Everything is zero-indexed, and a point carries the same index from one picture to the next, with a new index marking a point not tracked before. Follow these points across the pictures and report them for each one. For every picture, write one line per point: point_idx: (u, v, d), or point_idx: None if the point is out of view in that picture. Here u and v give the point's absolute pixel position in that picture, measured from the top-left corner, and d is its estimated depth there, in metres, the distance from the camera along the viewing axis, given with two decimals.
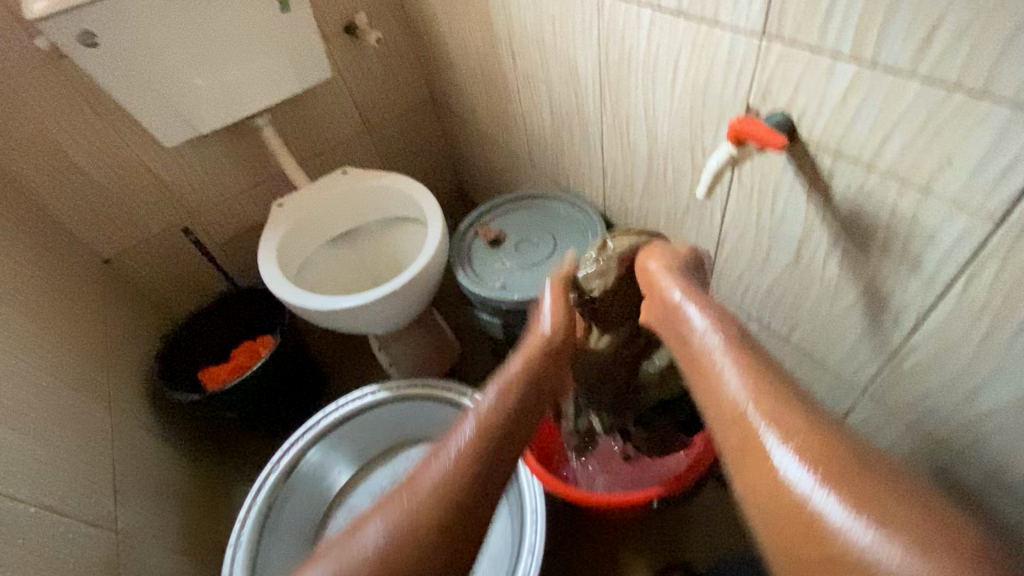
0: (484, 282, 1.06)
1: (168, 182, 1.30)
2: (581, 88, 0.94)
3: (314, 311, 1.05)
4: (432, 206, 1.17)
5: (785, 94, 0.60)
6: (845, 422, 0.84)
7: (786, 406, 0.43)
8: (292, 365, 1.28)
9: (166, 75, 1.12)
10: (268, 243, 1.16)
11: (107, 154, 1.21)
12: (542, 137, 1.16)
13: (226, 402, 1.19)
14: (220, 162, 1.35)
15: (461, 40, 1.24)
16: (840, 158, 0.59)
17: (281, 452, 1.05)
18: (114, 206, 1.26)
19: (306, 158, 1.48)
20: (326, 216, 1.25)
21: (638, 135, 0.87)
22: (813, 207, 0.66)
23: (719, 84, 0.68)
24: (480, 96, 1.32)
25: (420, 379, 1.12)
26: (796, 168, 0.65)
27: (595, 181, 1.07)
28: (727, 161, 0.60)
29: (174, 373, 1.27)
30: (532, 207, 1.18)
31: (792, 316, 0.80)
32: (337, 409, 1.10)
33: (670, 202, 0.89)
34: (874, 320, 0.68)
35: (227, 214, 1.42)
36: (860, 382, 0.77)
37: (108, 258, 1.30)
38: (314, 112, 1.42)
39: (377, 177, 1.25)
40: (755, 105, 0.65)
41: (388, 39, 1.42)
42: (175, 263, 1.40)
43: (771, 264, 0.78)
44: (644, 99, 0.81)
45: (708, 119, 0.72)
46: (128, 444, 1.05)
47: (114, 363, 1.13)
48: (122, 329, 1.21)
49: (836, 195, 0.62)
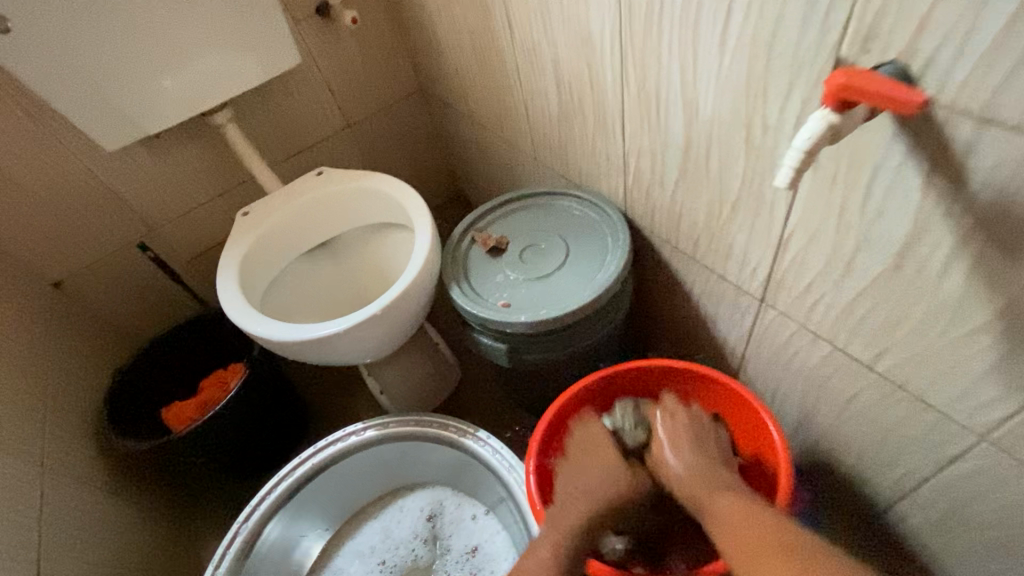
0: (483, 300, 0.88)
1: (120, 192, 1.13)
2: (595, 57, 0.75)
3: (282, 343, 0.88)
4: (420, 211, 0.99)
5: (902, 34, 0.42)
6: (947, 472, 0.66)
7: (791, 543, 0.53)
8: (267, 398, 1.11)
9: (99, 66, 0.95)
10: (227, 260, 0.98)
11: (43, 160, 1.04)
12: (548, 124, 0.98)
13: (188, 448, 1.02)
14: (180, 165, 1.18)
15: (450, 16, 1.06)
16: (989, 124, 0.41)
17: (246, 513, 0.87)
18: (57, 223, 1.09)
19: (277, 161, 1.30)
20: (297, 226, 1.07)
21: (670, 112, 0.69)
22: (931, 198, 0.48)
23: (794, 32, 0.49)
24: (474, 81, 1.14)
25: (414, 416, 0.94)
26: (910, 144, 0.46)
27: (614, 175, 0.89)
28: (826, 134, 0.41)
29: (132, 412, 1.10)
30: (538, 206, 1.00)
31: (881, 339, 0.62)
32: (313, 455, 0.92)
33: (712, 197, 0.71)
34: (1013, 349, 0.50)
35: (192, 226, 1.25)
36: (978, 426, 0.59)
37: (58, 280, 1.14)
38: (286, 107, 1.25)
39: (356, 178, 1.07)
40: (850, 57, 0.46)
41: (368, 20, 1.24)
42: (137, 285, 1.23)
43: (854, 274, 0.59)
44: (679, 65, 0.63)
45: (774, 84, 0.54)
46: (64, 509, 0.88)
47: (54, 407, 0.96)
48: (67, 364, 1.05)
49: (973, 179, 0.44)
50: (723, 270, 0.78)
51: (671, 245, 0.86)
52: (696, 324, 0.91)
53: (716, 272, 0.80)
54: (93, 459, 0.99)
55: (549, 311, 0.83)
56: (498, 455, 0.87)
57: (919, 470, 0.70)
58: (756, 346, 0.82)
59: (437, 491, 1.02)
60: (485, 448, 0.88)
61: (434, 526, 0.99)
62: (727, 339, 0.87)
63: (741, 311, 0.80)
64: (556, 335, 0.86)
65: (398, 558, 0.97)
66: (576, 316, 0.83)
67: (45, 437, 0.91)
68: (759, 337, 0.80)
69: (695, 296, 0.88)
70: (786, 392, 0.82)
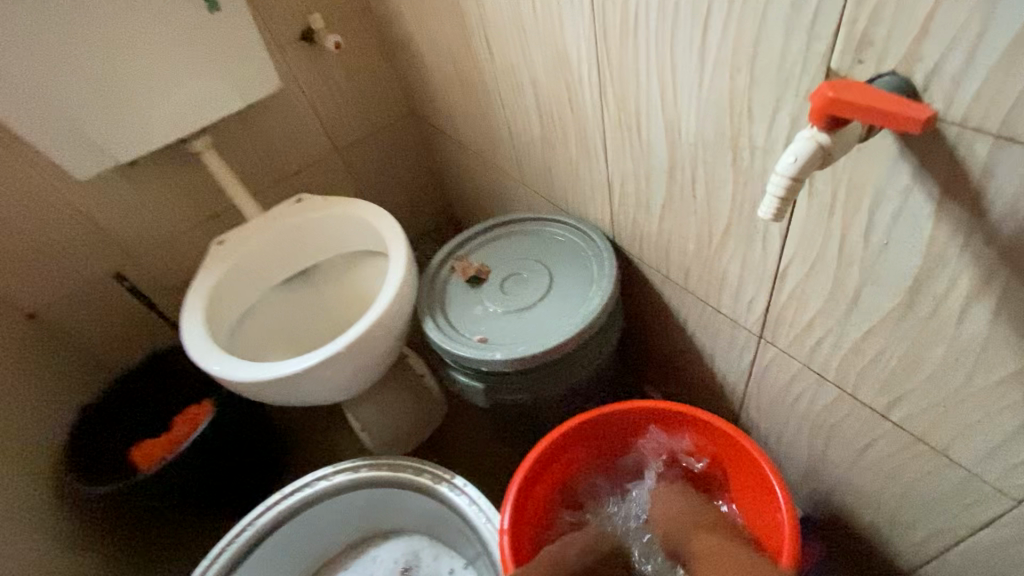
0: (459, 335, 0.82)
1: (96, 220, 1.10)
2: (573, 77, 0.71)
3: (244, 383, 0.82)
4: (397, 238, 0.94)
5: (900, 40, 0.36)
6: (979, 537, 0.58)
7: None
8: (239, 437, 1.05)
9: (70, 92, 0.92)
10: (195, 292, 0.94)
11: (14, 189, 1.00)
12: (531, 148, 0.93)
13: (151, 491, 0.96)
14: (159, 193, 1.14)
15: (432, 38, 1.03)
16: (1009, 142, 0.35)
17: (202, 569, 0.80)
18: (29, 252, 1.06)
19: (260, 188, 1.26)
20: (272, 255, 1.02)
21: (652, 134, 0.63)
22: (944, 228, 0.41)
23: (778, 43, 0.44)
24: (459, 104, 1.10)
25: (388, 459, 0.88)
26: (915, 166, 0.40)
27: (599, 201, 0.83)
28: (814, 156, 0.35)
29: (97, 453, 1.05)
30: (521, 234, 0.94)
31: (895, 384, 0.54)
32: (279, 503, 0.85)
33: (701, 225, 0.65)
34: None
35: (171, 255, 1.21)
36: (1012, 488, 0.51)
37: (32, 313, 1.10)
38: (269, 132, 1.21)
39: (334, 205, 1.03)
40: (842, 70, 0.41)
41: (353, 46, 1.22)
42: (112, 316, 1.19)
43: (860, 312, 0.52)
44: (659, 83, 0.58)
45: (759, 100, 0.48)
46: (11, 560, 0.82)
47: (11, 449, 0.91)
48: (32, 400, 1.00)
49: (993, 206, 0.37)
50: (717, 304, 0.71)
51: (661, 275, 0.79)
52: (692, 360, 0.84)
53: (710, 305, 0.73)
54: (50, 503, 0.93)
55: (528, 347, 0.77)
56: (476, 505, 0.80)
57: (945, 532, 0.61)
58: (756, 386, 0.74)
59: (415, 541, 0.94)
60: (462, 497, 0.81)
61: None
62: (724, 377, 0.79)
63: (738, 348, 0.73)
64: (537, 373, 0.79)
65: None
66: (558, 353, 0.77)
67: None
68: (759, 378, 0.72)
69: (689, 331, 0.81)
70: (791, 438, 0.74)
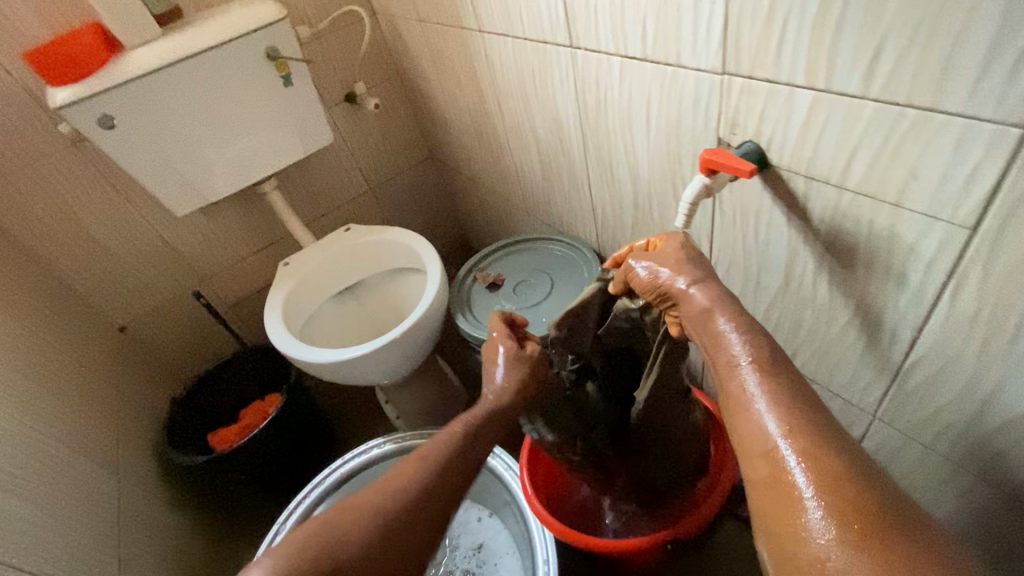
0: (484, 326, 1.07)
1: (180, 249, 1.35)
2: (565, 133, 0.97)
3: (318, 365, 1.06)
4: (431, 255, 1.20)
5: (751, 124, 0.63)
6: (861, 450, 0.81)
7: (828, 467, 0.43)
8: (300, 422, 1.28)
9: (175, 148, 1.18)
10: (272, 301, 1.19)
11: (122, 225, 1.26)
12: (534, 183, 1.19)
13: (233, 463, 1.19)
14: (230, 226, 1.40)
15: (453, 100, 1.30)
16: (812, 180, 0.61)
17: (284, 515, 1.02)
18: (131, 275, 1.31)
19: (311, 219, 1.54)
20: (329, 271, 1.28)
21: (621, 173, 0.90)
22: (794, 231, 0.67)
23: (690, 120, 0.70)
24: (474, 149, 1.37)
25: (427, 430, 1.11)
26: (772, 194, 0.66)
27: (588, 222, 1.09)
28: (701, 191, 0.62)
29: (184, 437, 1.28)
30: (528, 250, 1.20)
31: (791, 340, 0.79)
32: (341, 466, 1.09)
33: (659, 236, 0.91)
34: (870, 338, 0.67)
35: (236, 276, 1.47)
36: (869, 406, 0.75)
37: (123, 325, 1.34)
38: (318, 175, 1.49)
39: (377, 231, 1.29)
40: (725, 137, 0.67)
41: (386, 104, 1.50)
42: (189, 328, 1.43)
43: (762, 290, 0.77)
44: (623, 139, 0.84)
45: (685, 153, 0.75)
46: (135, 513, 1.04)
47: (124, 430, 1.14)
48: (133, 394, 1.23)
49: (813, 217, 0.63)
50: None
51: None
52: None
53: None
54: (155, 472, 1.16)
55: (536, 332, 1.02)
56: (498, 458, 1.03)
57: None
58: None
59: None
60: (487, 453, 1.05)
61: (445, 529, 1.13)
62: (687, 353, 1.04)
63: None
64: None
65: None
66: None
67: (119, 453, 1.08)
68: None
69: None
70: None
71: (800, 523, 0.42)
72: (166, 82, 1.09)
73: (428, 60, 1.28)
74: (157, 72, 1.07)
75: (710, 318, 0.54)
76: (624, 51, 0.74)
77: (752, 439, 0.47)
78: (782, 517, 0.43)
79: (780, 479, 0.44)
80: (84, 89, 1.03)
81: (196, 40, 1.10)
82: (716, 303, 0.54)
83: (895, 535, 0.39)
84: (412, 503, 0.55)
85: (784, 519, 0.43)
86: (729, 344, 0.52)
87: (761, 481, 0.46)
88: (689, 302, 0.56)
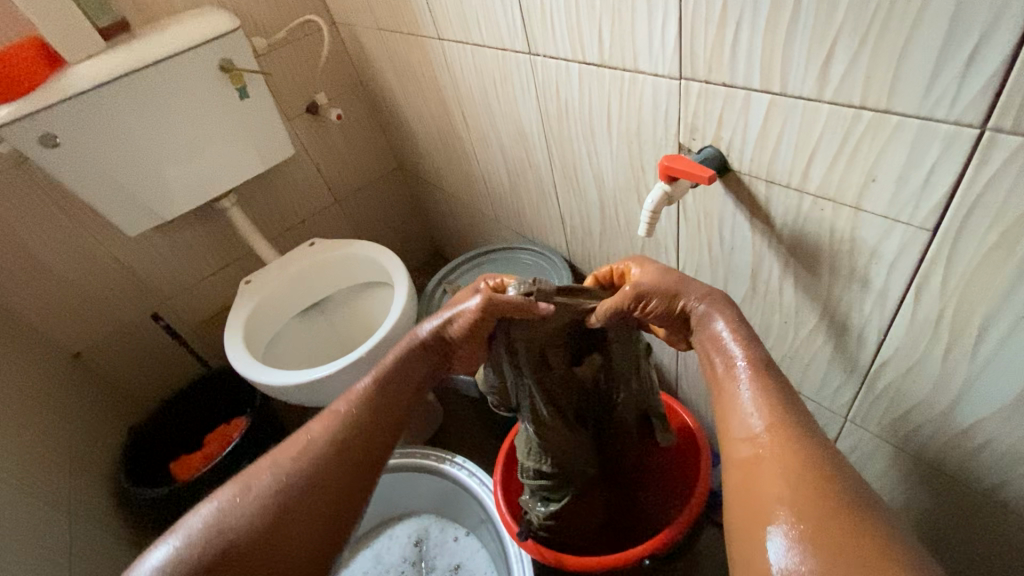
0: None
1: (136, 270, 1.29)
2: (529, 141, 0.96)
3: (283, 386, 1.02)
4: (398, 269, 1.17)
5: (710, 129, 0.62)
6: None
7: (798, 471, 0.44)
8: (266, 447, 1.23)
9: (126, 166, 1.12)
10: (234, 322, 1.14)
11: (73, 247, 1.19)
12: (502, 192, 1.17)
13: (194, 494, 1.13)
14: (190, 244, 1.35)
15: (418, 110, 1.28)
16: (772, 185, 0.60)
17: None
18: (82, 300, 1.24)
19: (275, 235, 1.49)
20: (292, 288, 1.24)
21: (586, 181, 0.88)
22: (757, 236, 0.66)
23: (650, 126, 0.69)
24: (441, 159, 1.35)
25: (399, 449, 1.06)
26: (734, 199, 0.65)
27: (557, 230, 1.08)
28: (662, 199, 0.61)
29: (142, 468, 1.21)
30: (498, 260, 1.18)
31: None
32: None
33: (627, 242, 0.89)
34: (838, 342, 0.67)
35: (199, 296, 1.41)
36: (840, 409, 0.74)
37: (78, 352, 1.27)
38: (281, 189, 1.44)
39: (342, 245, 1.26)
40: (686, 143, 0.66)
41: (350, 115, 1.47)
42: (148, 352, 1.37)
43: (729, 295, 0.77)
44: (587, 147, 0.83)
45: (648, 160, 0.73)
46: (88, 554, 0.97)
47: (77, 465, 1.07)
48: (88, 425, 1.17)
49: (776, 222, 0.62)
50: None
51: None
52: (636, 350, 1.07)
53: None
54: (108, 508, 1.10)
55: None
56: (473, 476, 0.99)
57: None
58: (682, 364, 0.97)
59: (424, 519, 1.13)
60: (462, 470, 1.00)
61: (421, 550, 1.09)
62: (660, 359, 1.02)
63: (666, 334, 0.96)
64: None
65: None
66: None
67: (70, 490, 1.02)
68: (683, 356, 0.95)
69: None
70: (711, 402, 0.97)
71: (766, 522, 0.42)
72: (113, 97, 1.04)
73: (390, 70, 1.26)
74: (103, 87, 1.02)
75: (710, 322, 0.55)
76: (582, 58, 0.73)
77: (743, 437, 0.48)
78: (757, 518, 0.44)
79: (756, 471, 0.46)
80: (21, 107, 0.98)
81: (145, 54, 1.05)
82: (712, 305, 0.56)
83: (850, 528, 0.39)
84: (311, 458, 0.55)
85: (757, 514, 0.44)
86: (722, 349, 0.53)
87: (740, 472, 0.47)
88: (693, 313, 0.57)
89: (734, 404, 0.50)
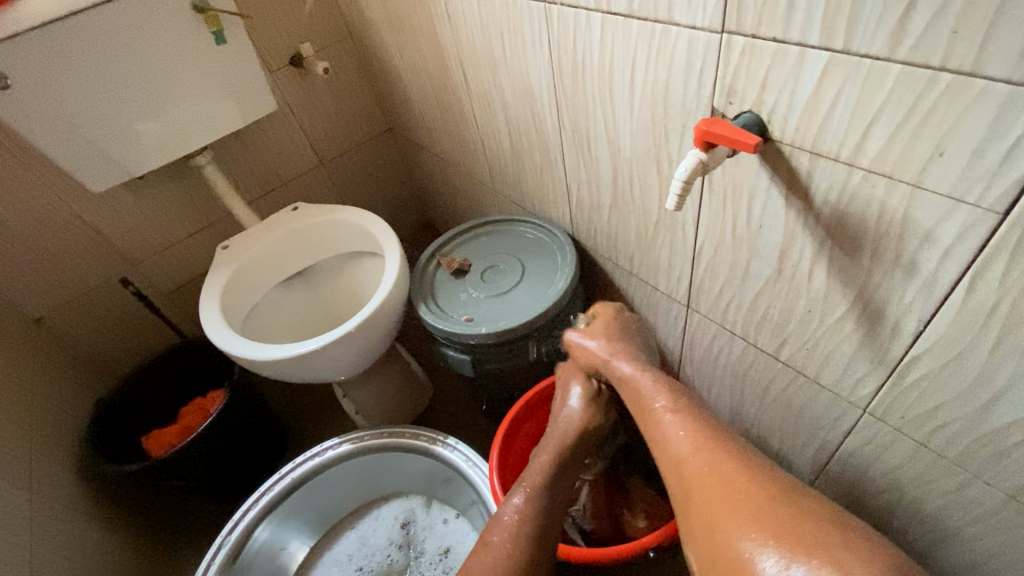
0: (449, 317, 0.98)
1: (103, 230, 1.19)
2: (536, 103, 0.88)
3: (265, 362, 0.95)
4: (390, 238, 1.09)
5: (752, 92, 0.55)
6: (845, 444, 0.77)
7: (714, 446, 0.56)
8: (247, 422, 1.16)
9: (88, 116, 1.01)
10: (210, 292, 1.06)
11: (32, 204, 1.09)
12: (502, 159, 1.09)
13: (168, 471, 1.06)
14: (164, 205, 1.25)
15: (411, 65, 1.17)
16: (818, 157, 0.54)
17: (232, 524, 0.92)
18: (41, 261, 1.14)
19: (254, 197, 1.39)
20: (273, 256, 1.15)
21: (599, 149, 0.81)
22: (791, 214, 0.60)
23: (679, 89, 0.63)
24: (434, 120, 1.25)
25: (388, 428, 1.01)
26: (770, 172, 0.60)
27: (560, 202, 1.01)
28: (697, 167, 0.55)
29: (111, 443, 1.14)
30: (496, 232, 1.11)
31: (779, 332, 0.73)
32: (292, 471, 0.98)
33: (639, 218, 0.83)
34: (869, 331, 0.62)
35: (174, 262, 1.32)
36: (860, 401, 0.70)
37: (40, 318, 1.17)
38: (261, 147, 1.34)
39: (327, 211, 1.17)
40: (720, 107, 0.60)
41: (337, 68, 1.35)
42: (117, 319, 1.27)
43: (751, 277, 0.71)
44: (604, 112, 0.76)
45: (673, 127, 0.67)
46: (48, 536, 0.91)
47: (38, 440, 0.99)
48: (50, 397, 1.09)
49: (816, 199, 0.57)
50: (654, 282, 0.90)
51: (613, 261, 0.97)
52: None
53: (651, 283, 0.91)
54: (71, 482, 1.03)
55: (507, 323, 0.94)
56: (468, 461, 0.93)
57: (826, 446, 0.80)
58: (689, 346, 0.93)
59: (412, 499, 1.09)
60: (455, 453, 0.95)
61: (409, 533, 1.06)
62: (665, 342, 0.98)
63: (674, 317, 0.91)
64: (513, 345, 0.96)
65: (374, 564, 1.03)
66: (533, 325, 0.94)
67: (32, 467, 0.94)
68: (691, 338, 0.91)
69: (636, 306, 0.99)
70: (716, 388, 0.94)
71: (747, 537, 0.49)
72: (72, 35, 0.92)
73: (382, 19, 1.16)
74: (58, 22, 0.90)
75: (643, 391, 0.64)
76: (606, 7, 0.65)
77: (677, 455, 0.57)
78: (720, 553, 0.51)
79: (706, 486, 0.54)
80: None
81: None
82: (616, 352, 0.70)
83: (791, 525, 0.49)
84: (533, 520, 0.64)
85: (736, 565, 0.49)
86: (658, 394, 0.63)
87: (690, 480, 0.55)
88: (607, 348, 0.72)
89: (665, 422, 0.60)
